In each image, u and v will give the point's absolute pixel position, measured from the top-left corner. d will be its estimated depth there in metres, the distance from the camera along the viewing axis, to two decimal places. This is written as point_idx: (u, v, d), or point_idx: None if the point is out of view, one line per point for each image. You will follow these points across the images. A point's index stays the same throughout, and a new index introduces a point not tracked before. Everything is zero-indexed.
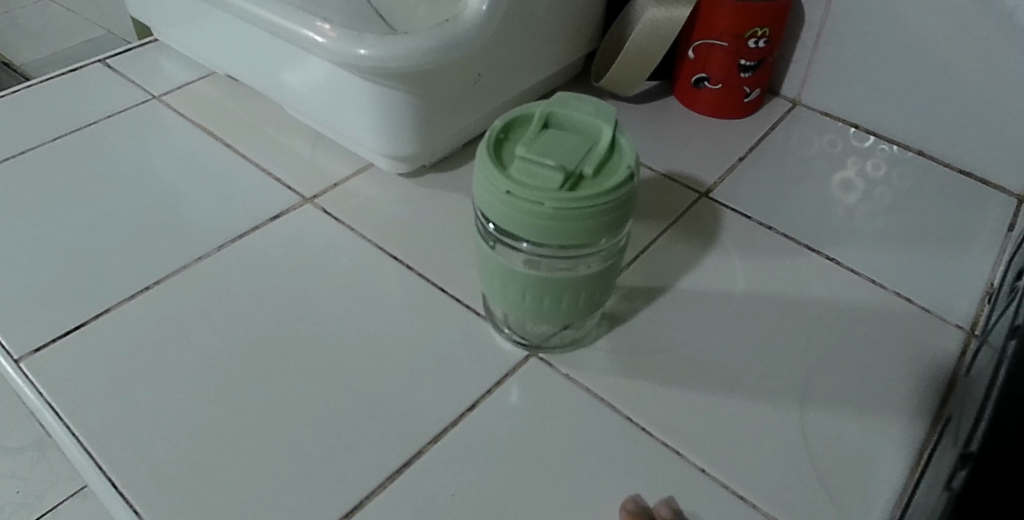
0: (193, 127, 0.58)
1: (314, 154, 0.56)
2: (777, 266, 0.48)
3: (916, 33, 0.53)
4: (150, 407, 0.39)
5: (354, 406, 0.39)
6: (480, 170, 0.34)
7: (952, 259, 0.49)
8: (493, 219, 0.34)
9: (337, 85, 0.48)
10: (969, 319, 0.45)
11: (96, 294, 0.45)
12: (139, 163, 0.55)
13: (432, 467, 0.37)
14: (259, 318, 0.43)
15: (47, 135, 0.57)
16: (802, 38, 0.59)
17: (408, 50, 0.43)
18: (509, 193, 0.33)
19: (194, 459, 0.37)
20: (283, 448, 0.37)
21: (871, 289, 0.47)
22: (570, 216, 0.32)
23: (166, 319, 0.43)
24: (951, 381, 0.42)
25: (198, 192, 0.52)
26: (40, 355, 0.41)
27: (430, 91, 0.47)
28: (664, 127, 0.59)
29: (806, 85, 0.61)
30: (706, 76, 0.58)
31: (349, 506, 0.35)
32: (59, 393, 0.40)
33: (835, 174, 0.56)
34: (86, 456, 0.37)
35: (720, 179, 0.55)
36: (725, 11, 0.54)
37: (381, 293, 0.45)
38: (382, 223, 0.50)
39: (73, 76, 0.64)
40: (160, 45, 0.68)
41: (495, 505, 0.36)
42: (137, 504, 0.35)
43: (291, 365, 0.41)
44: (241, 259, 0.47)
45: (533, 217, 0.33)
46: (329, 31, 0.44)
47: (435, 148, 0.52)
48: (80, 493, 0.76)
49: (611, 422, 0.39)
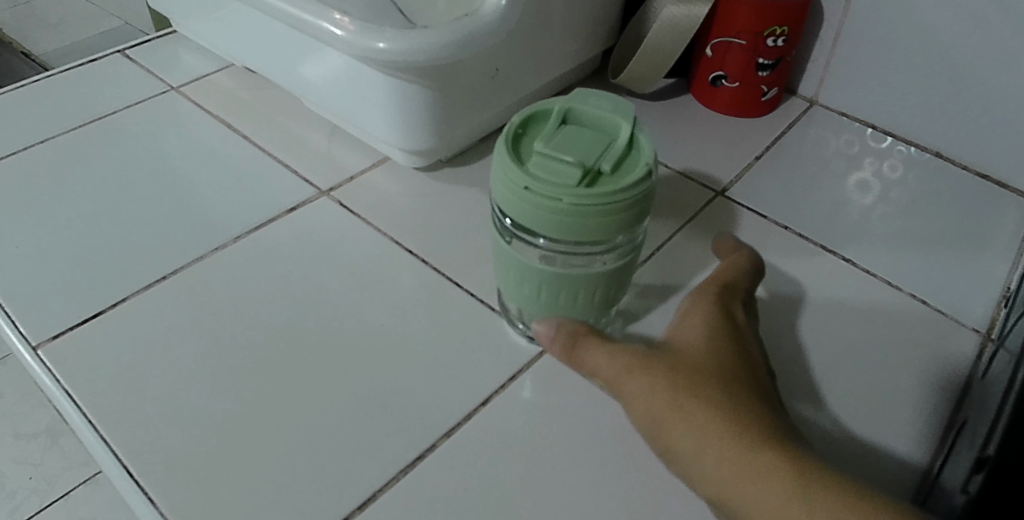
0: (211, 119, 0.58)
1: (330, 146, 0.56)
2: (792, 267, 0.48)
3: (937, 35, 0.52)
4: (164, 397, 0.39)
5: (367, 400, 0.39)
6: (497, 166, 0.34)
7: (969, 262, 0.49)
8: (509, 213, 0.34)
9: (355, 78, 0.48)
10: (985, 323, 0.45)
11: (113, 284, 0.45)
12: (156, 154, 0.55)
13: (444, 462, 0.37)
14: (274, 309, 0.44)
15: (66, 124, 0.58)
16: (820, 37, 0.58)
17: (426, 44, 0.43)
18: (526, 189, 0.33)
19: (207, 449, 0.37)
20: (297, 440, 0.38)
21: (887, 291, 0.47)
22: (588, 212, 0.32)
23: (181, 310, 0.44)
24: (967, 387, 0.41)
25: (215, 183, 0.53)
26: (59, 342, 0.42)
27: (447, 85, 0.47)
28: (680, 124, 0.59)
29: (824, 84, 0.61)
30: (723, 74, 0.58)
31: (362, 498, 0.36)
32: (77, 380, 0.40)
33: (851, 175, 0.55)
34: (102, 443, 0.37)
35: (736, 177, 0.55)
36: (744, 9, 0.53)
37: (395, 286, 0.45)
38: (397, 216, 0.50)
39: (92, 66, 0.64)
40: (178, 36, 0.69)
41: (505, 499, 0.36)
42: (151, 492, 0.36)
43: (306, 357, 0.41)
44: (257, 250, 0.47)
45: (552, 214, 0.33)
46: (349, 25, 0.44)
47: (451, 142, 0.52)
48: (90, 481, 0.79)
49: (624, 420, 0.39)
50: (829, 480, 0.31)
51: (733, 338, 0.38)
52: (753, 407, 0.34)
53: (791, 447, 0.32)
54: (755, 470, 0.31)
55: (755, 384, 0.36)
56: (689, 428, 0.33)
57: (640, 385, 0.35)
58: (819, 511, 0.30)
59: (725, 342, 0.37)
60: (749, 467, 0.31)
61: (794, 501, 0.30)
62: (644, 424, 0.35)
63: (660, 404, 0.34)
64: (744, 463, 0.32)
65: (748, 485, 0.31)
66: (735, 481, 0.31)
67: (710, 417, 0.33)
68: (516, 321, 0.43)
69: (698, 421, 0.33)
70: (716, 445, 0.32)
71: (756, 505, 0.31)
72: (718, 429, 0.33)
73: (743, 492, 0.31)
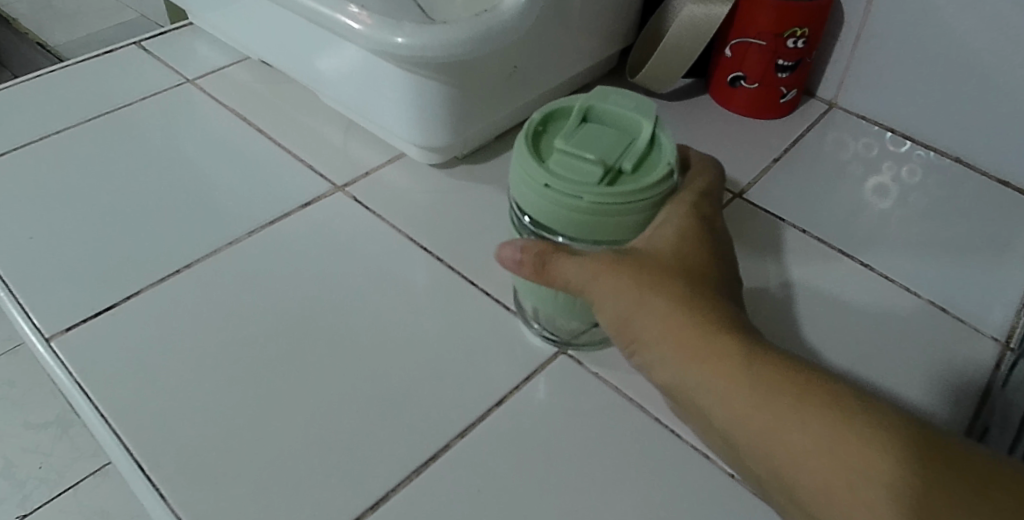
0: (226, 112, 0.58)
1: (345, 140, 0.56)
2: (810, 271, 0.47)
3: (962, 39, 0.51)
4: (177, 392, 0.39)
5: (380, 398, 0.39)
6: (517, 163, 0.34)
7: (990, 269, 0.48)
8: (527, 209, 0.34)
9: (371, 72, 0.48)
10: (1005, 331, 0.44)
11: (127, 276, 0.45)
12: (172, 147, 0.55)
13: (456, 463, 0.37)
14: (288, 305, 0.43)
15: (81, 115, 0.57)
16: (841, 39, 0.57)
17: (444, 39, 0.42)
18: (547, 186, 0.33)
19: (220, 445, 0.37)
20: (310, 438, 0.37)
21: (905, 297, 0.46)
22: (609, 209, 0.33)
23: (194, 304, 0.43)
24: (986, 396, 0.41)
25: (230, 176, 0.52)
26: (71, 334, 0.42)
27: (465, 81, 0.47)
28: (698, 124, 0.59)
29: (843, 87, 0.60)
30: (742, 75, 0.57)
31: (374, 498, 0.35)
32: (90, 372, 0.40)
33: (869, 179, 0.55)
34: (114, 437, 0.37)
35: (754, 180, 0.54)
36: (764, 9, 0.53)
37: (409, 283, 0.45)
38: (412, 212, 0.50)
39: (108, 57, 0.64)
40: (194, 29, 0.69)
41: (518, 502, 0.35)
42: (163, 487, 0.35)
43: (319, 354, 0.41)
44: (271, 244, 0.47)
45: (572, 210, 0.33)
46: (366, 18, 0.43)
47: (467, 139, 0.52)
48: (99, 471, 0.81)
49: (639, 423, 0.39)
50: (787, 365, 0.30)
51: (706, 233, 0.36)
52: (718, 302, 0.33)
53: (770, 348, 0.32)
54: (713, 355, 0.31)
55: (722, 287, 0.35)
56: (655, 323, 0.32)
57: (603, 284, 0.33)
58: (773, 389, 0.30)
59: (699, 243, 0.36)
60: (710, 355, 0.31)
61: (748, 382, 0.30)
62: (609, 322, 0.33)
63: (624, 301, 0.33)
64: (707, 350, 0.31)
65: (716, 377, 0.30)
66: (695, 370, 0.31)
67: (684, 317, 0.32)
68: (532, 321, 0.43)
69: (664, 316, 0.32)
70: (682, 339, 0.31)
71: (723, 395, 0.30)
72: (684, 324, 0.32)
73: (709, 383, 0.31)
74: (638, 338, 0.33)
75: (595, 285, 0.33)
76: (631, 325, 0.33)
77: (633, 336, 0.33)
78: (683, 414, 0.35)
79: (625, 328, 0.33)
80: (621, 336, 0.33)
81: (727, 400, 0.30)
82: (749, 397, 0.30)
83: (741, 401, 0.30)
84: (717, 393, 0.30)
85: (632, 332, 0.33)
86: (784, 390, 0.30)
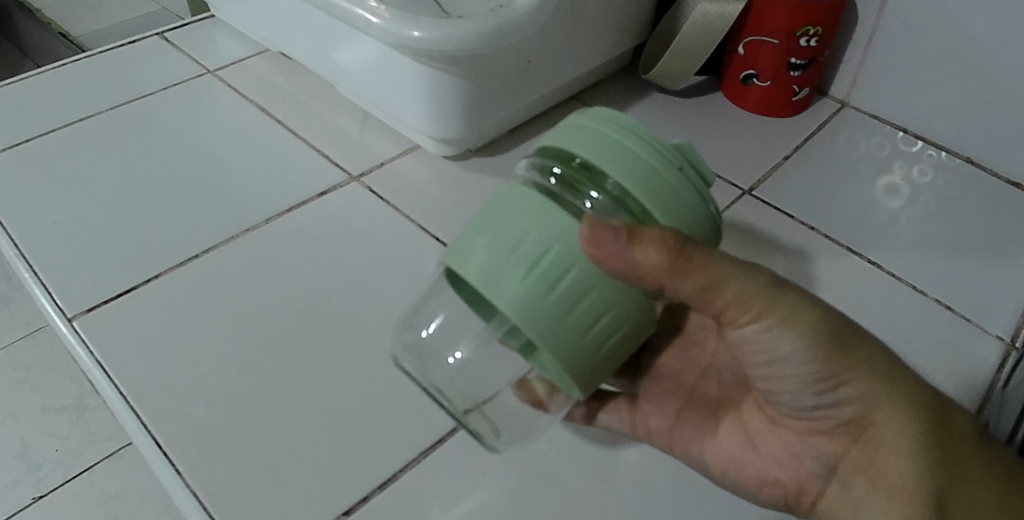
0: (246, 103, 0.59)
1: (361, 131, 0.57)
2: (817, 268, 0.48)
3: (975, 41, 0.52)
4: (194, 373, 0.40)
5: (390, 383, 0.40)
6: (639, 132, 0.32)
7: (998, 270, 0.48)
8: (645, 177, 0.30)
9: (389, 64, 0.49)
10: (1011, 330, 0.44)
11: (147, 260, 0.46)
12: (192, 135, 0.56)
13: (464, 446, 0.38)
14: (303, 290, 0.45)
15: (104, 104, 0.59)
16: (854, 38, 0.58)
17: (460, 32, 0.43)
18: (680, 168, 0.31)
19: (237, 423, 0.38)
20: (322, 420, 0.38)
21: (911, 295, 0.46)
22: (710, 221, 0.31)
23: (211, 289, 0.44)
24: (986, 396, 0.41)
25: (248, 165, 0.54)
26: (93, 315, 0.43)
27: (479, 75, 0.48)
28: (711, 121, 0.59)
29: (855, 86, 0.60)
30: (755, 73, 0.58)
31: (385, 477, 0.36)
32: (110, 352, 0.41)
33: (881, 178, 0.55)
34: (132, 415, 0.38)
35: (764, 177, 0.55)
36: (778, 8, 0.53)
37: (422, 272, 0.46)
38: (426, 202, 0.51)
39: (130, 48, 0.66)
40: (215, 21, 0.70)
41: (524, 490, 0.37)
42: (179, 463, 0.37)
43: (331, 339, 0.42)
44: (287, 232, 0.48)
45: (691, 198, 0.31)
46: (385, 12, 0.44)
47: (480, 133, 0.53)
48: (113, 455, 0.83)
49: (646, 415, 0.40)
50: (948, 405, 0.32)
51: None
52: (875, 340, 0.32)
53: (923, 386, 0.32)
54: (908, 398, 0.30)
55: None
56: (857, 360, 0.30)
57: (791, 313, 0.29)
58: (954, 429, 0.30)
59: None
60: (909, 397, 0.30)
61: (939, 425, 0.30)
62: (790, 354, 0.30)
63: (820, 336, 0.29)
64: (904, 391, 0.30)
65: (917, 419, 0.30)
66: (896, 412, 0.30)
67: (870, 345, 0.30)
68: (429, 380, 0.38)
69: (866, 352, 0.30)
70: (885, 379, 0.30)
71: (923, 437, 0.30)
72: (884, 362, 0.30)
73: (909, 424, 0.30)
74: (831, 364, 0.29)
75: (777, 301, 0.29)
76: (823, 350, 0.29)
77: (821, 366, 0.30)
78: (827, 438, 0.33)
79: (811, 364, 0.30)
80: (802, 362, 0.30)
81: (923, 440, 0.30)
82: (940, 438, 0.30)
83: (936, 442, 0.30)
84: (915, 433, 0.30)
85: (823, 367, 0.30)
86: (956, 425, 0.31)
